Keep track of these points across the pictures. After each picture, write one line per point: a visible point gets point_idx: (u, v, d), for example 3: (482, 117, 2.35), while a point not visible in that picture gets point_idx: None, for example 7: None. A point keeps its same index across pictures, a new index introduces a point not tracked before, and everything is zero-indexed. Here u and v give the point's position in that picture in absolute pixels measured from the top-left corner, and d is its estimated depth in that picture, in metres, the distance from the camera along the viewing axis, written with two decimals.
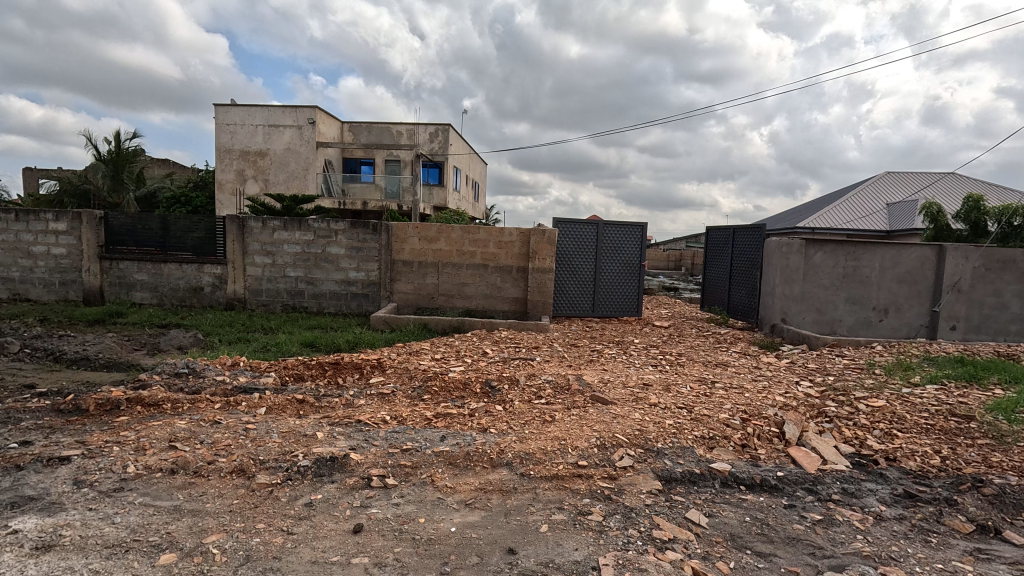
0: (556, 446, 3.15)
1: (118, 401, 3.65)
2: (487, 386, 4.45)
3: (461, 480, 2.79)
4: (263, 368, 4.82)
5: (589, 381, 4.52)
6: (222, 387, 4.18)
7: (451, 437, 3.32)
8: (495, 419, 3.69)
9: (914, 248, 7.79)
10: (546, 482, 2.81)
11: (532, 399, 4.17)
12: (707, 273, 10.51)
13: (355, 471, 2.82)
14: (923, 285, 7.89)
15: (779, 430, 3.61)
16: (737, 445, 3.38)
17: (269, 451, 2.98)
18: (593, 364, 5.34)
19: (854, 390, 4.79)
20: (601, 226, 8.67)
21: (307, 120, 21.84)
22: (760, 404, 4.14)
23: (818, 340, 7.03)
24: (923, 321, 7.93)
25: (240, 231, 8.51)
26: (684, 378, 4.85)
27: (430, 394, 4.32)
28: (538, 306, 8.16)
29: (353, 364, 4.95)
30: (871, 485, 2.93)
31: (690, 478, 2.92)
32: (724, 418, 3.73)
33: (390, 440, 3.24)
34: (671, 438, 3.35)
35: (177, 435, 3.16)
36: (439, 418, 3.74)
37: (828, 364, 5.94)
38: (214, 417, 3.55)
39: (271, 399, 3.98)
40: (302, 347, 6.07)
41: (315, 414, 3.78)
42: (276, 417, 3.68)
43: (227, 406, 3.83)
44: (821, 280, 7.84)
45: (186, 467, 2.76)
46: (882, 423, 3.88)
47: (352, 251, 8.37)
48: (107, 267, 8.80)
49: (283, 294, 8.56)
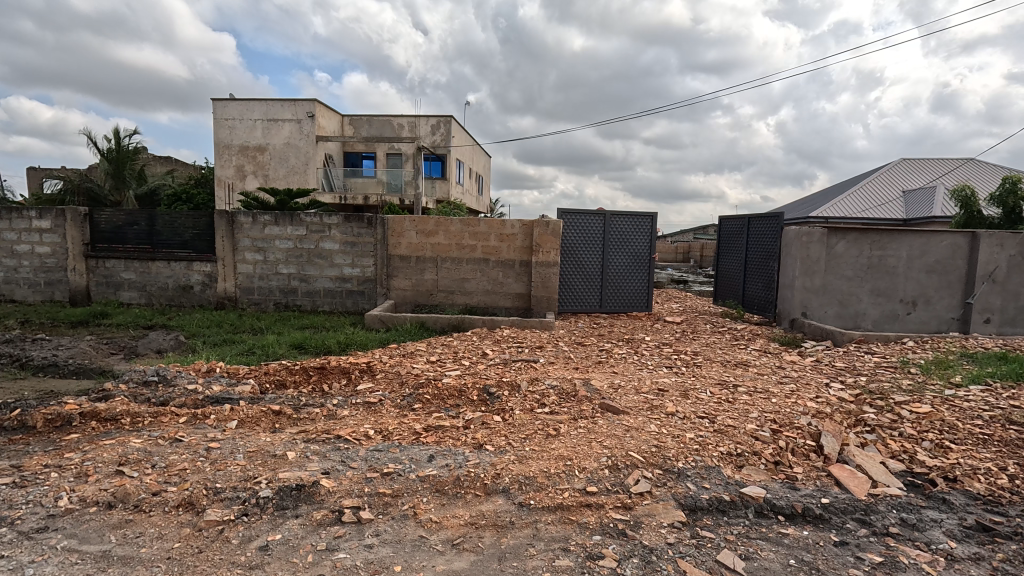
0: (561, 468, 2.72)
1: (70, 417, 3.27)
2: (485, 393, 4.02)
3: (450, 513, 2.37)
4: (242, 375, 4.42)
5: (597, 387, 4.07)
6: (192, 397, 3.79)
7: (441, 457, 2.90)
8: (493, 433, 3.27)
9: (945, 235, 7.27)
10: (549, 514, 2.38)
11: (533, 408, 3.73)
12: (721, 265, 9.99)
13: (325, 502, 2.41)
14: (954, 275, 7.38)
15: (816, 443, 3.18)
16: (769, 463, 2.94)
17: (230, 477, 2.59)
18: (601, 366, 4.88)
19: (893, 393, 4.33)
20: (608, 217, 8.22)
21: (306, 114, 21.49)
22: (790, 411, 3.69)
23: (844, 335, 6.55)
24: (955, 314, 7.42)
25: (230, 227, 8.13)
26: (703, 381, 4.39)
27: (421, 403, 3.89)
28: (542, 302, 7.73)
29: (341, 369, 4.55)
30: (934, 513, 2.48)
31: (718, 508, 2.48)
32: (751, 429, 3.30)
33: (371, 461, 2.83)
34: (694, 456, 2.90)
35: (127, 458, 2.78)
36: (429, 432, 3.32)
37: (858, 363, 5.48)
38: (176, 434, 3.16)
39: (243, 412, 3.58)
40: (290, 350, 5.69)
41: (291, 429, 3.38)
42: (247, 433, 3.28)
43: (194, 420, 3.43)
44: (843, 271, 7.35)
45: (126, 500, 2.35)
46: (931, 434, 3.42)
47: (347, 246, 7.97)
48: (94, 266, 8.45)
49: (275, 292, 8.18)
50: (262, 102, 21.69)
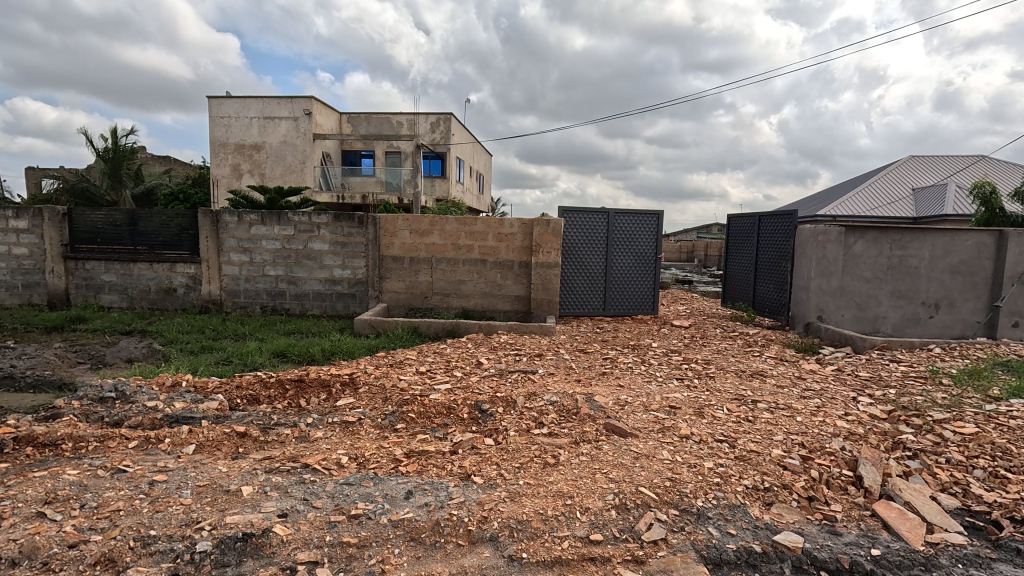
0: (559, 510, 2.31)
1: (2, 443, 2.88)
2: (477, 410, 3.63)
3: (425, 570, 1.97)
4: (210, 390, 4.01)
5: (601, 403, 3.65)
6: (150, 417, 3.40)
7: (421, 494, 2.49)
8: (483, 460, 2.88)
9: (970, 233, 6.85)
10: (544, 573, 1.97)
11: (530, 429, 3.31)
12: (729, 265, 9.54)
13: (276, 557, 2.01)
14: (980, 276, 6.95)
15: (854, 473, 2.78)
16: (802, 499, 2.53)
17: (168, 522, 2.20)
18: (606, 378, 4.46)
19: (930, 410, 3.89)
20: (612, 216, 7.79)
21: (302, 111, 21.14)
22: (818, 433, 3.27)
23: (865, 342, 6.08)
24: (981, 318, 7.00)
25: (214, 227, 7.75)
26: (718, 396, 3.96)
27: (405, 423, 3.48)
28: (543, 305, 7.31)
29: (321, 381, 4.15)
30: (1008, 570, 2.08)
31: (748, 561, 2.08)
32: (777, 456, 2.89)
33: (338, 499, 2.42)
34: (714, 493, 2.49)
35: (55, 496, 2.38)
36: (410, 459, 2.92)
37: (883, 372, 5.06)
38: (121, 462, 2.78)
39: (204, 433, 3.18)
40: (271, 359, 5.30)
41: (255, 455, 3.00)
42: (204, 460, 2.89)
43: (145, 445, 3.04)
44: (861, 272, 6.92)
45: (34, 557, 1.95)
46: (983, 460, 3.00)
47: (337, 246, 7.58)
48: (73, 268, 8.08)
49: (262, 295, 7.80)
50: (259, 99, 21.34)
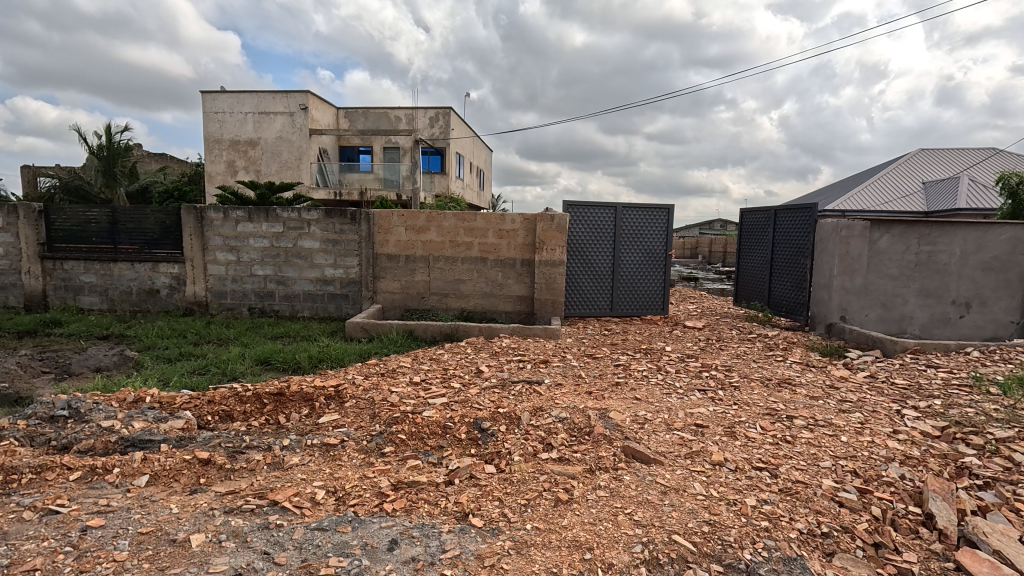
0: (577, 567, 1.88)
1: None
2: (476, 430, 3.19)
3: None
4: (177, 406, 3.57)
5: (617, 422, 3.20)
6: (103, 440, 2.98)
7: (408, 543, 2.06)
8: (483, 494, 2.45)
9: (1004, 227, 6.40)
10: None
11: (537, 453, 2.87)
12: (742, 262, 9.08)
13: None
14: (1014, 273, 6.51)
15: (923, 511, 2.35)
16: (868, 547, 2.10)
17: None
18: (619, 390, 4.00)
19: (988, 425, 3.44)
20: (619, 210, 7.35)
21: (298, 107, 20.70)
22: (870, 457, 2.83)
23: (896, 345, 5.62)
24: (1014, 318, 6.57)
25: (199, 224, 7.32)
26: (748, 412, 3.51)
27: (394, 446, 3.05)
28: (547, 306, 6.87)
29: (302, 396, 3.72)
30: None
31: None
32: (830, 489, 2.45)
33: (306, 552, 1.99)
34: (764, 541, 2.05)
35: None
36: (397, 493, 2.48)
37: (922, 379, 4.60)
38: (54, 500, 2.35)
39: (162, 460, 2.75)
40: (253, 367, 4.87)
41: (218, 487, 2.57)
42: (155, 495, 2.46)
43: (90, 476, 2.61)
44: (888, 269, 6.46)
45: None
46: None
47: (328, 244, 7.14)
48: (50, 268, 7.65)
49: (250, 296, 7.38)
50: (254, 95, 20.90)
